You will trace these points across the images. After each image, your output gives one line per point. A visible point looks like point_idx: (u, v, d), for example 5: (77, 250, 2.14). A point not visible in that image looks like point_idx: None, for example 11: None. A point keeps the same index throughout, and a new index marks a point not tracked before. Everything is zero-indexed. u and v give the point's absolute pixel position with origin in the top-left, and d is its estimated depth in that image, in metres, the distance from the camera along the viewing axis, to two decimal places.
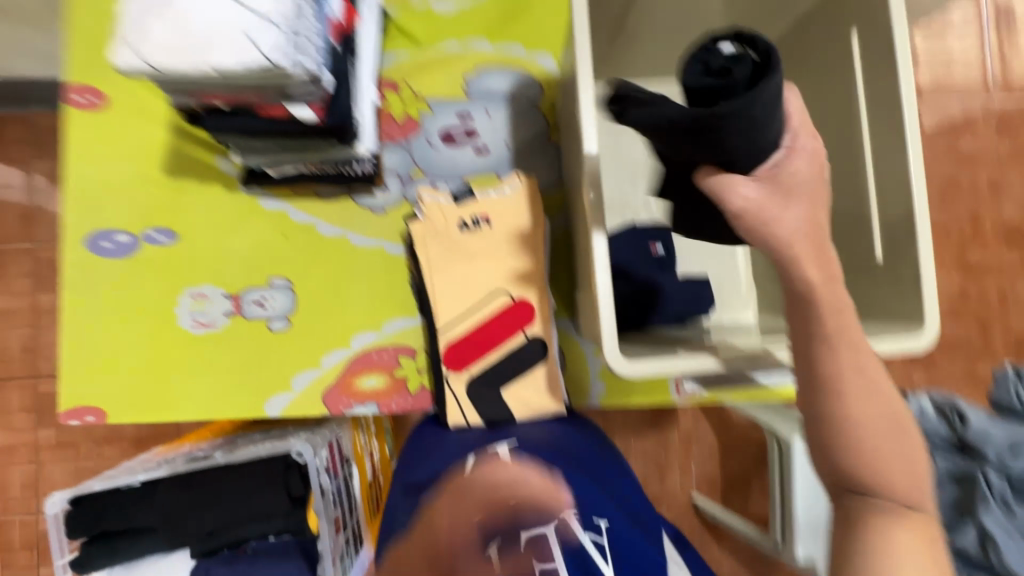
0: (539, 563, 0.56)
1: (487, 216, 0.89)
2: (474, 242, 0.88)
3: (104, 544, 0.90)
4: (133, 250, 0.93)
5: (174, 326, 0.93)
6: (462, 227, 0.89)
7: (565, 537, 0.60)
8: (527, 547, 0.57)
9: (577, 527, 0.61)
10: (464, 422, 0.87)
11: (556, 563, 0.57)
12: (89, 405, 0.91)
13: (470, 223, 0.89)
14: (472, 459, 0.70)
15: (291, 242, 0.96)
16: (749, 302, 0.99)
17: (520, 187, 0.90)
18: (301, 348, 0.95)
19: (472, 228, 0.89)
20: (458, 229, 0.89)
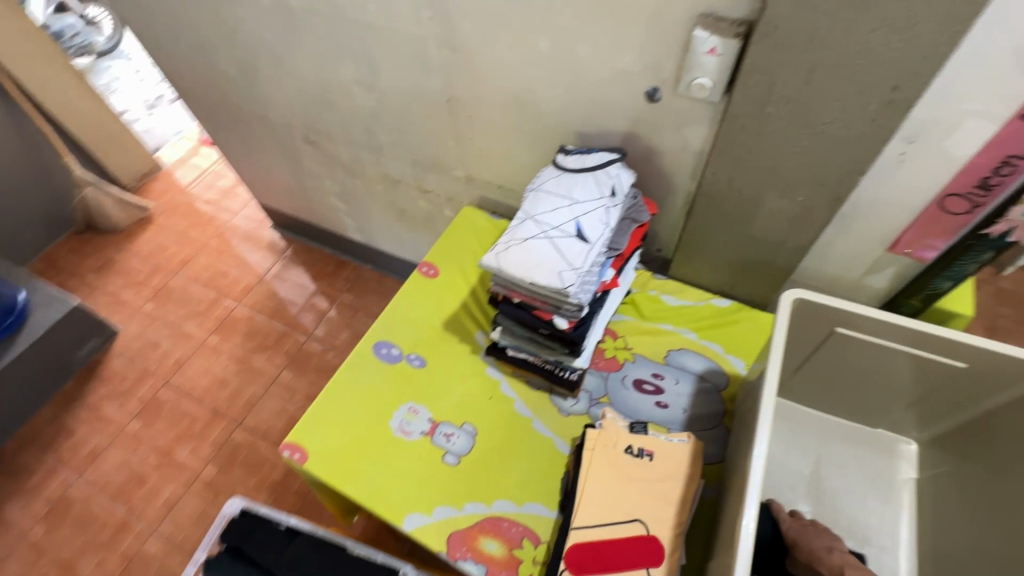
0: None
1: (652, 451, 1.04)
2: (633, 467, 1.02)
3: (233, 560, 1.06)
4: (395, 361, 1.31)
5: (386, 421, 1.22)
6: (628, 450, 1.04)
7: None
8: None
9: None
10: None
11: None
12: (302, 445, 1.19)
13: (636, 450, 1.04)
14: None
15: (492, 404, 1.23)
16: None
17: (688, 441, 1.04)
18: (455, 486, 1.13)
19: (635, 454, 1.03)
20: (625, 450, 1.04)
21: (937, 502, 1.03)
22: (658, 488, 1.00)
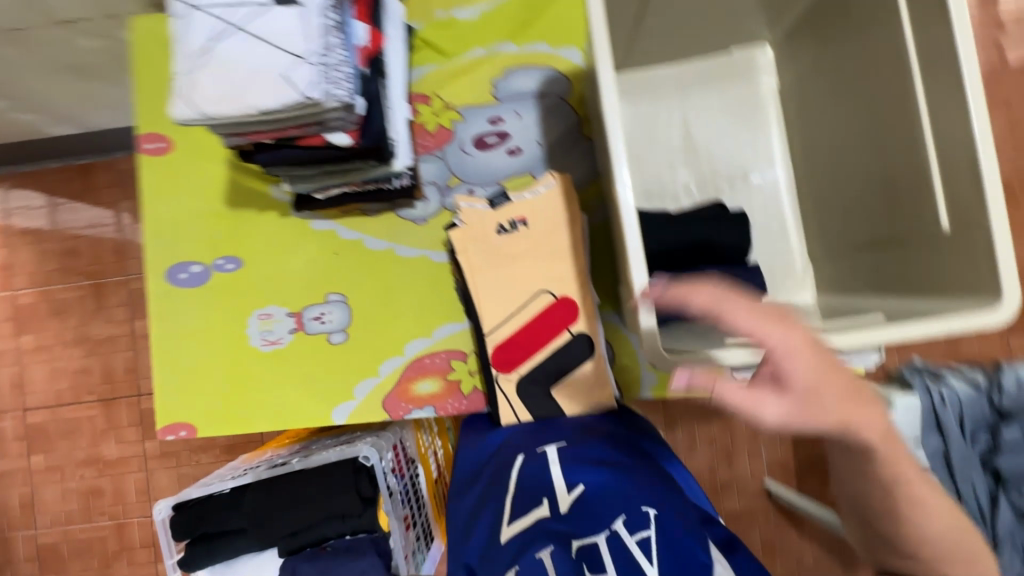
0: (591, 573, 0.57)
1: (523, 217, 0.90)
2: (511, 245, 0.90)
3: (204, 545, 0.99)
4: (206, 279, 1.02)
5: (247, 345, 1.01)
6: (500, 230, 0.90)
7: (618, 545, 0.58)
8: (578, 555, 0.59)
9: (628, 532, 0.59)
10: (515, 419, 0.88)
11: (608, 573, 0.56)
12: (181, 421, 1.01)
13: (508, 226, 0.90)
14: (519, 455, 0.76)
15: (343, 259, 1.02)
16: (806, 283, 0.94)
17: (554, 183, 0.90)
18: (359, 358, 1.01)
19: (510, 230, 0.90)
20: (496, 233, 0.90)
21: (803, 100, 0.92)
22: (547, 248, 0.90)
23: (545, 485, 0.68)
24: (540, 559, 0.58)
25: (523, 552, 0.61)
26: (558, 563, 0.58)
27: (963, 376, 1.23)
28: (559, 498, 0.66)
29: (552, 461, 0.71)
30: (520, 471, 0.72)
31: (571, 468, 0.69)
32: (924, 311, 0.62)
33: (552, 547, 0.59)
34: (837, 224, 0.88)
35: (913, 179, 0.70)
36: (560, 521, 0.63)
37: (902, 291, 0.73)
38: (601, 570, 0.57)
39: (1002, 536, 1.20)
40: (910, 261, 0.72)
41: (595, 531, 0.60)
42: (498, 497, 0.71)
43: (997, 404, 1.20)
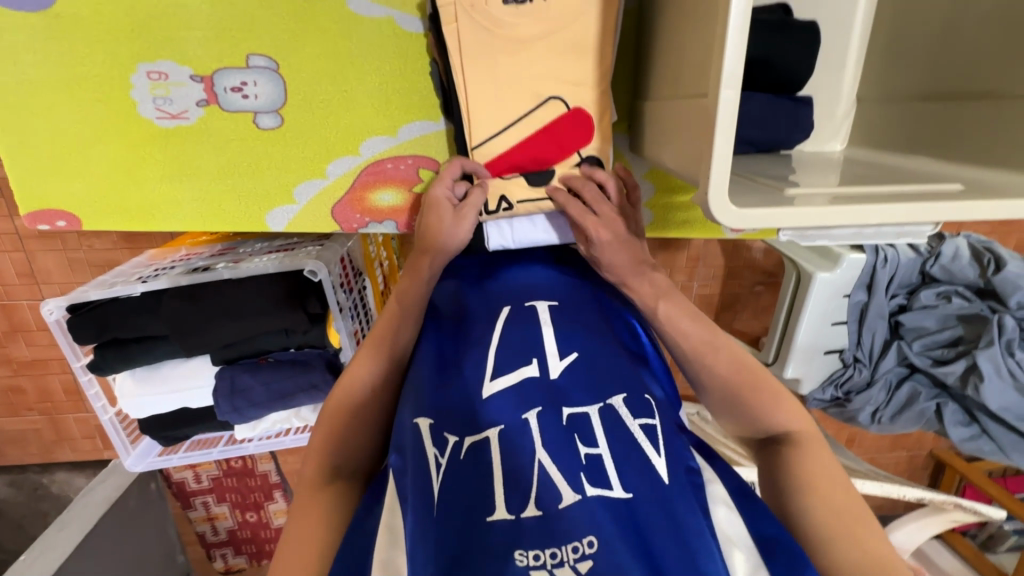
0: (582, 445, 0.49)
1: None
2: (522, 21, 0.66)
3: (119, 350, 0.87)
4: (51, 2, 0.68)
5: (135, 116, 0.74)
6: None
7: (612, 418, 0.50)
8: (568, 424, 0.50)
9: (630, 412, 0.51)
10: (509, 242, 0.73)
11: (601, 447, 0.48)
12: (55, 208, 0.77)
13: None
14: (506, 305, 0.63)
15: (269, 4, 0.70)
16: (840, 131, 0.81)
17: None
18: (301, 154, 0.78)
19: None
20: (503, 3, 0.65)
21: None
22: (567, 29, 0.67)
23: (536, 343, 0.57)
24: (526, 421, 0.50)
25: (505, 409, 0.51)
26: (545, 428, 0.50)
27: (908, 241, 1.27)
28: (548, 360, 0.56)
29: (546, 320, 0.60)
30: (503, 321, 0.60)
31: (567, 332, 0.59)
32: (1005, 186, 0.55)
33: (537, 410, 0.51)
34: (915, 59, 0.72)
35: None
36: (549, 383, 0.54)
37: (959, 156, 0.63)
38: (594, 443, 0.49)
39: (877, 377, 1.26)
40: (996, 121, 0.61)
41: (589, 403, 0.52)
42: (476, 342, 0.59)
43: (928, 271, 1.23)
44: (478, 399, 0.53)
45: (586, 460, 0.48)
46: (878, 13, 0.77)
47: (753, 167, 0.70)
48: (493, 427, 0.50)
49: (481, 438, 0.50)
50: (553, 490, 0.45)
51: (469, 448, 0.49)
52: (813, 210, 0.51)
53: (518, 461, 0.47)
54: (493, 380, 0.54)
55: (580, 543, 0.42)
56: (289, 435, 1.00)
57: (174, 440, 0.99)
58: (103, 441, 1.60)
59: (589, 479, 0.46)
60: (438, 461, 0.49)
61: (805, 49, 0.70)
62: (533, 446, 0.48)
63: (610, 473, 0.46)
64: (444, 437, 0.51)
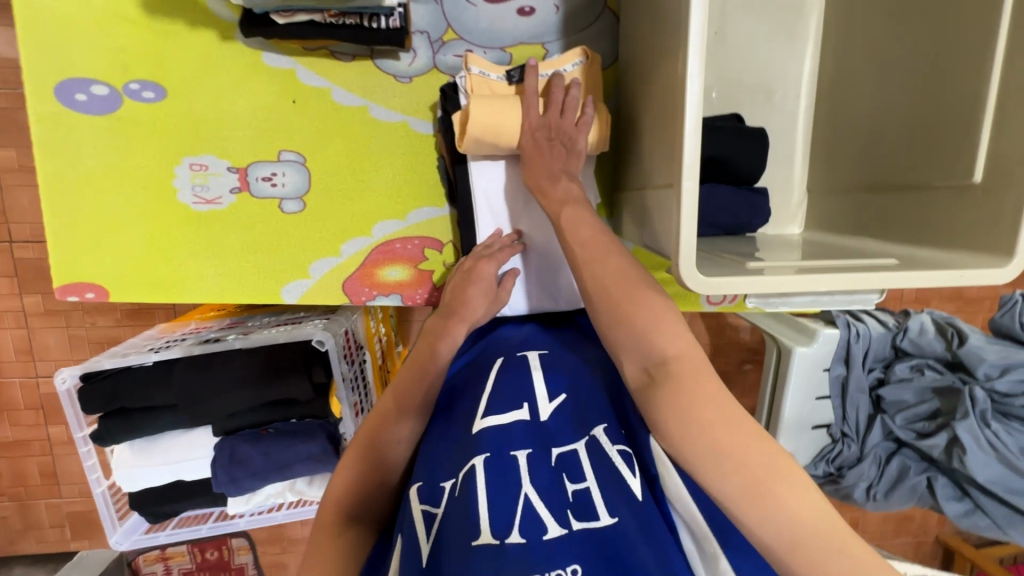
0: (570, 480, 0.54)
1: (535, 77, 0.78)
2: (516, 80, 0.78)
3: (124, 420, 0.89)
4: (116, 107, 0.79)
5: (173, 201, 0.83)
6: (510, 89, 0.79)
7: (596, 451, 0.56)
8: (557, 463, 0.56)
9: (609, 440, 0.56)
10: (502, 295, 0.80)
11: (587, 481, 0.54)
12: (87, 280, 0.83)
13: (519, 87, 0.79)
14: (500, 357, 0.70)
15: (303, 110, 0.83)
16: (796, 216, 0.93)
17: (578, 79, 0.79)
18: (318, 234, 0.87)
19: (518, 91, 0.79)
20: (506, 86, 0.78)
21: (850, 16, 0.83)
22: None
23: (525, 388, 0.62)
24: (514, 459, 0.55)
25: (496, 446, 0.56)
26: (535, 469, 0.54)
27: (876, 318, 1.35)
28: (538, 402, 0.61)
29: (535, 366, 0.66)
30: (496, 371, 0.66)
31: (553, 375, 0.64)
32: (934, 262, 0.63)
33: (527, 450, 0.56)
34: (848, 159, 0.84)
35: (967, 123, 0.65)
36: (540, 426, 0.58)
37: (898, 238, 0.74)
38: (581, 478, 0.54)
39: (866, 452, 1.28)
40: (920, 207, 0.71)
41: (575, 439, 0.58)
42: (473, 392, 0.65)
43: (899, 345, 1.30)
44: (470, 437, 0.58)
45: (573, 497, 0.53)
46: (815, 124, 0.91)
47: (722, 246, 0.80)
48: (479, 457, 0.55)
49: (468, 471, 0.54)
50: (539, 524, 0.51)
51: (460, 487, 0.54)
52: (772, 277, 0.60)
53: (505, 493, 0.52)
54: (484, 417, 0.59)
55: (564, 571, 0.47)
56: (282, 510, 0.99)
57: (163, 517, 0.97)
58: (71, 531, 1.53)
59: (576, 514, 0.52)
60: (431, 513, 0.55)
61: (756, 152, 0.83)
62: (521, 483, 0.53)
63: (596, 505, 0.52)
64: (439, 487, 0.56)
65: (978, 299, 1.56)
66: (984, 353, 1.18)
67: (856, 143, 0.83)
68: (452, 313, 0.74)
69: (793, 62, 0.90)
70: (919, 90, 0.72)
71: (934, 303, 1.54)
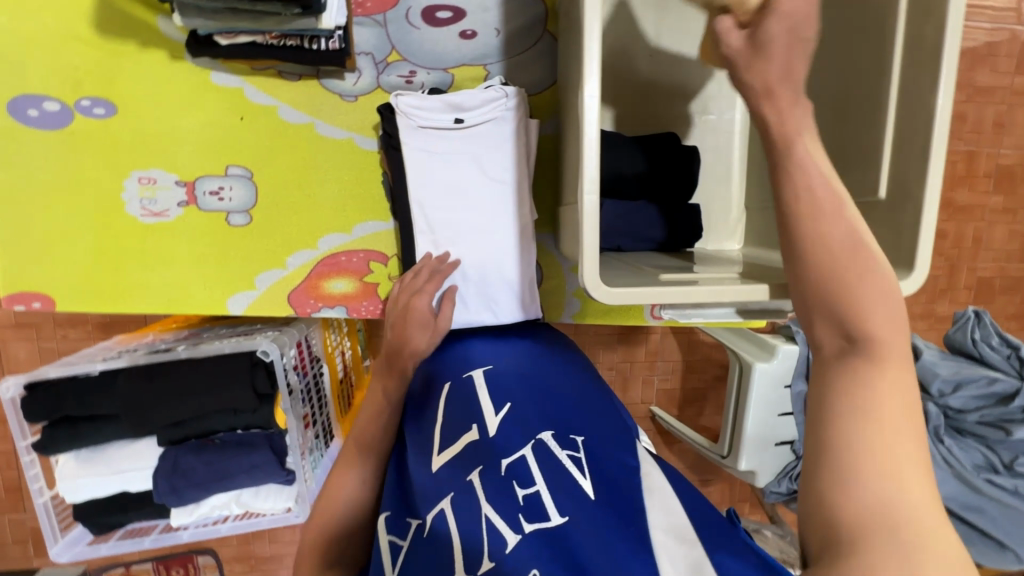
0: (521, 487, 0.50)
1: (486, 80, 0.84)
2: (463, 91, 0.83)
3: (67, 429, 0.89)
4: (68, 123, 0.82)
5: (122, 213, 0.85)
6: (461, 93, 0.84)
7: (544, 456, 0.53)
8: (507, 473, 0.52)
9: (557, 444, 0.54)
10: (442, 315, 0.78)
11: (537, 483, 0.50)
12: (34, 289, 0.85)
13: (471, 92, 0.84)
14: (445, 384, 0.69)
15: (250, 127, 0.86)
16: (735, 233, 0.96)
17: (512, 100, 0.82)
18: (265, 247, 0.89)
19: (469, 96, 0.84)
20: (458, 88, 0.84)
21: None
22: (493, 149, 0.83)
23: (472, 409, 0.61)
24: (470, 482, 0.52)
25: (453, 479, 0.54)
26: (488, 484, 0.51)
27: None
28: (486, 420, 0.59)
29: (479, 386, 0.65)
30: (445, 398, 0.66)
31: (499, 391, 0.63)
32: None
33: (479, 469, 0.53)
34: None
35: (874, 141, 0.67)
36: (487, 442, 0.56)
37: None
38: (530, 482, 0.50)
39: None
40: None
41: (522, 447, 0.54)
42: (427, 423, 0.64)
43: None
44: (429, 473, 0.57)
45: (525, 502, 0.49)
46: (753, 143, 0.94)
47: (654, 261, 0.82)
48: (446, 498, 0.52)
49: (435, 513, 0.52)
50: (498, 538, 0.46)
51: (430, 525, 0.51)
52: (679, 290, 0.61)
53: (466, 516, 0.49)
54: (440, 453, 0.59)
55: None
56: (227, 522, 0.98)
57: (107, 529, 0.96)
58: (34, 547, 1.51)
59: (528, 517, 0.47)
60: (398, 544, 0.54)
61: (688, 170, 0.85)
62: (478, 502, 0.50)
63: (547, 505, 0.48)
64: (406, 520, 0.56)
65: None
66: (937, 368, 1.15)
67: None
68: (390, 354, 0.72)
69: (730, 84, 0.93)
70: (835, 112, 0.75)
71: None
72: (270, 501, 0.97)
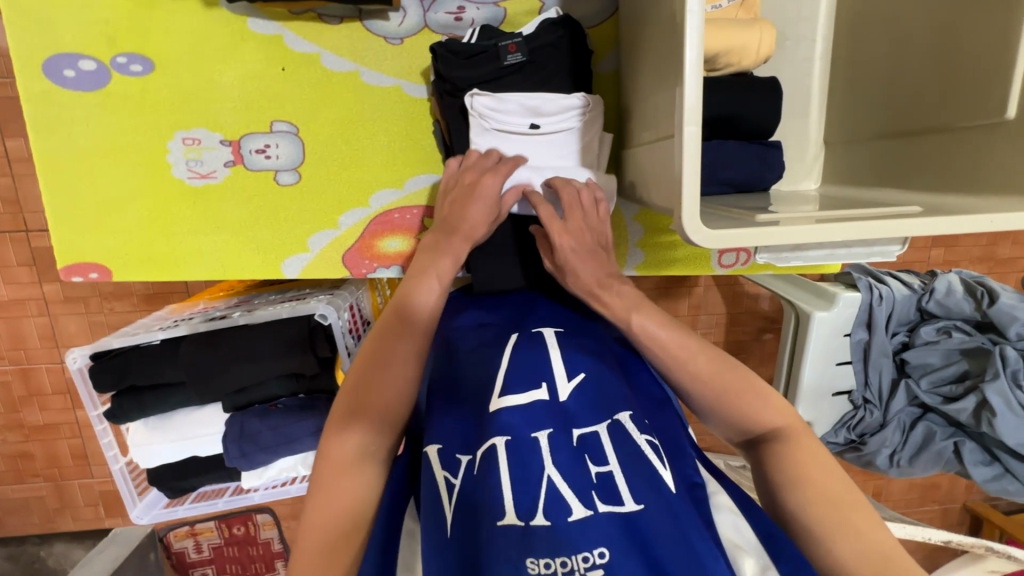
0: (593, 463, 0.51)
1: (513, 47, 0.75)
2: (501, 51, 0.75)
3: (135, 397, 0.90)
4: (105, 83, 0.78)
5: (169, 176, 0.82)
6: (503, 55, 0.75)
7: (620, 434, 0.52)
8: (578, 444, 0.52)
9: (636, 427, 0.53)
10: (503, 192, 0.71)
11: (611, 464, 0.50)
12: (89, 260, 0.83)
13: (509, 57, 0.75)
14: (512, 334, 0.63)
15: (293, 78, 0.80)
16: (812, 171, 0.88)
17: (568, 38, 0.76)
18: (315, 207, 0.85)
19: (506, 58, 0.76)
20: (487, 49, 0.76)
21: None
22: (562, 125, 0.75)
23: (541, 364, 0.57)
24: (535, 439, 0.51)
25: (518, 424, 0.52)
26: (557, 452, 0.50)
27: (900, 279, 1.26)
28: (557, 382, 0.56)
29: (552, 345, 0.60)
30: (510, 351, 0.59)
31: (574, 355, 0.59)
32: (958, 208, 0.59)
33: (548, 431, 0.52)
34: (867, 105, 0.79)
35: (1005, 54, 0.59)
36: (560, 406, 0.54)
37: (923, 186, 0.69)
38: (604, 461, 0.51)
39: (889, 418, 1.22)
40: (950, 153, 0.66)
41: (598, 421, 0.53)
42: (481, 369, 0.58)
43: (924, 307, 1.21)
44: (487, 415, 0.54)
45: (597, 480, 0.50)
46: (832, 70, 0.85)
47: (735, 204, 0.76)
48: (499, 436, 0.51)
49: (488, 446, 0.51)
50: (563, 505, 0.48)
51: (482, 461, 0.51)
52: (785, 229, 0.56)
53: (528, 472, 0.49)
54: (502, 396, 0.55)
55: (591, 554, 0.45)
56: (295, 484, 1.00)
57: (181, 492, 0.99)
58: (105, 509, 1.59)
59: (601, 497, 0.48)
60: (451, 482, 0.51)
61: (762, 104, 0.78)
62: (543, 463, 0.50)
63: (620, 490, 0.49)
64: (457, 457, 0.53)
65: (1010, 259, 1.48)
66: (1016, 312, 1.11)
67: (876, 87, 0.77)
68: (451, 229, 0.68)
69: (806, 5, 0.84)
70: (947, 25, 0.66)
71: (963, 264, 1.46)
72: None
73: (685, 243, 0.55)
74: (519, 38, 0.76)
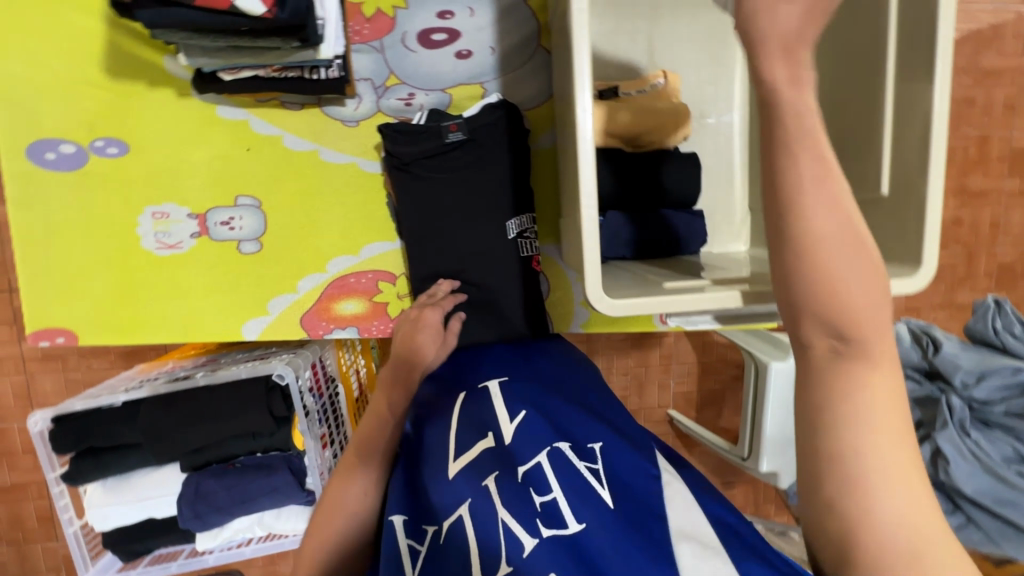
0: (538, 495, 0.52)
1: (455, 126, 0.83)
2: (445, 130, 0.83)
3: (94, 459, 0.92)
4: (83, 163, 0.85)
5: (139, 247, 0.88)
6: (445, 133, 0.83)
7: (562, 463, 0.54)
8: (524, 480, 0.53)
9: (577, 455, 0.55)
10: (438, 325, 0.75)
11: (554, 492, 0.52)
12: (57, 325, 0.88)
13: (451, 135, 0.83)
14: (462, 390, 0.66)
15: (256, 156, 0.88)
16: (740, 234, 0.95)
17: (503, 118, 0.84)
18: (276, 273, 0.91)
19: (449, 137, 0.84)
20: (430, 129, 0.84)
21: None
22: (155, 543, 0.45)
23: (486, 415, 0.60)
24: (486, 487, 0.53)
25: (470, 484, 0.54)
26: (504, 493, 0.52)
27: None
28: (502, 427, 0.59)
29: (496, 393, 0.63)
30: (460, 402, 0.63)
31: (516, 397, 0.62)
32: None
33: (495, 475, 0.54)
34: None
35: (875, 136, 0.67)
36: (504, 450, 0.56)
37: None
38: (547, 490, 0.52)
39: None
40: None
41: (539, 453, 0.55)
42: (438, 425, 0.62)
43: None
44: (444, 478, 0.56)
45: (542, 508, 0.51)
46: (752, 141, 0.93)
47: (660, 268, 0.82)
48: (462, 504, 0.53)
49: (451, 519, 0.52)
50: (516, 542, 0.49)
51: (445, 529, 0.52)
52: (686, 296, 0.62)
53: (485, 520, 0.51)
54: (455, 459, 0.57)
55: None
56: (251, 545, 1.01)
57: (135, 555, 0.98)
58: (67, 573, 1.54)
59: (545, 522, 0.50)
60: (414, 549, 0.54)
61: (685, 177, 0.86)
62: (496, 509, 0.51)
63: (564, 514, 0.50)
64: (421, 527, 0.55)
65: None
66: (958, 360, 1.06)
67: None
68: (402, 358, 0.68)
69: (725, 85, 0.93)
70: (835, 108, 0.74)
71: None
72: (292, 523, 0.98)
73: (596, 310, 0.60)
74: (461, 119, 0.84)
